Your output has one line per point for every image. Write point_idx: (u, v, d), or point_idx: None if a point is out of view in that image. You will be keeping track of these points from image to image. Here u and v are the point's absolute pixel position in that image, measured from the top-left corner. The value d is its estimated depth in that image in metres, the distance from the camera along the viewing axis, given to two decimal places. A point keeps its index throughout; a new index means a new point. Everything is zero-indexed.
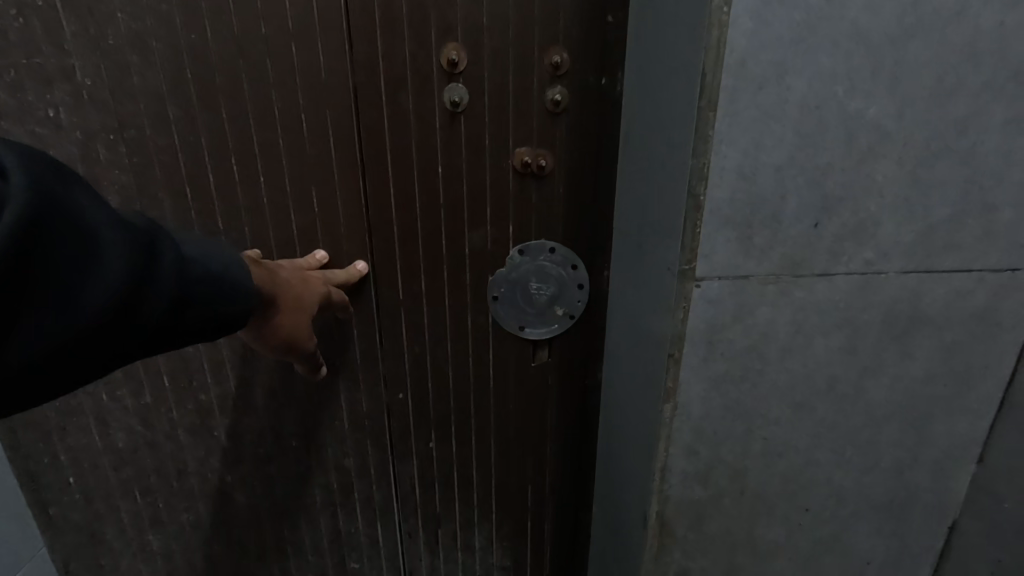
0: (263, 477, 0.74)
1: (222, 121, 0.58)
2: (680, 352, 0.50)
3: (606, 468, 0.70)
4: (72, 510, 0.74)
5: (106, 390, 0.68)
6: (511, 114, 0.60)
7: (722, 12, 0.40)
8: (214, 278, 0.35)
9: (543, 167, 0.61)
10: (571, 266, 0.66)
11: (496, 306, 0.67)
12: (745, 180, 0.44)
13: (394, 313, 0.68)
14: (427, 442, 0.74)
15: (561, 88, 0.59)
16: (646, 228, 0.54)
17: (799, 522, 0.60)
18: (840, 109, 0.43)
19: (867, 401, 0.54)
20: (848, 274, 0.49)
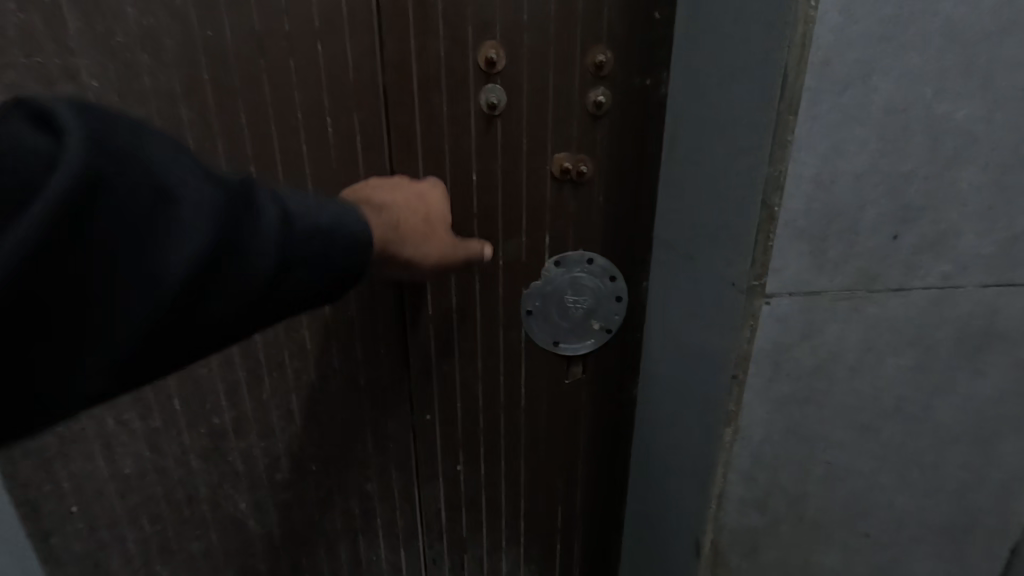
0: (280, 503, 0.70)
1: (239, 125, 0.53)
2: (745, 373, 0.46)
3: (644, 489, 0.66)
4: (75, 541, 0.68)
5: (110, 413, 0.63)
6: (550, 118, 0.56)
7: (809, 7, 0.36)
8: (306, 260, 0.30)
9: (583, 173, 0.58)
10: (609, 277, 0.62)
11: (529, 321, 0.64)
12: (823, 189, 0.41)
13: (422, 328, 0.64)
14: (453, 463, 0.70)
15: (603, 89, 0.55)
16: (699, 239, 0.50)
17: (858, 548, 0.56)
18: (927, 112, 0.40)
19: (935, 422, 0.51)
20: (924, 288, 0.45)
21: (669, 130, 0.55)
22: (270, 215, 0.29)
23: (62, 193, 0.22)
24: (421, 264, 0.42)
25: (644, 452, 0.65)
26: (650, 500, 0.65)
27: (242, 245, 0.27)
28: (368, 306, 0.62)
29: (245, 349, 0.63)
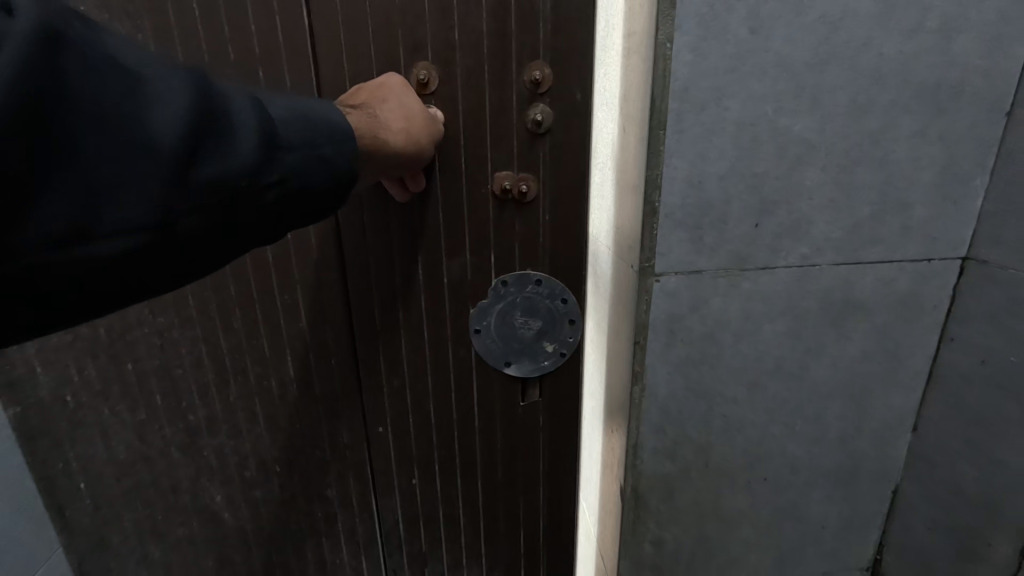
0: (259, 487, 0.77)
1: None
2: (645, 339, 0.57)
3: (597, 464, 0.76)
4: (83, 515, 0.77)
5: (106, 405, 0.72)
6: (490, 135, 0.62)
7: (665, 48, 0.47)
8: (296, 144, 0.36)
9: (524, 192, 0.64)
10: (561, 299, 0.70)
11: (480, 338, 0.71)
12: (694, 187, 0.51)
13: (374, 338, 0.71)
14: (409, 479, 0.77)
15: (541, 106, 0.61)
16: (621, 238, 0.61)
17: (760, 491, 0.67)
18: (771, 125, 0.50)
19: (811, 380, 0.62)
20: (787, 266, 0.56)
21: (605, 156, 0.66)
22: (248, 104, 0.34)
23: (37, 62, 0.27)
24: (418, 129, 0.52)
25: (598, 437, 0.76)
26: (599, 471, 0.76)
27: (229, 122, 0.33)
28: (325, 316, 0.70)
29: (224, 345, 0.70)
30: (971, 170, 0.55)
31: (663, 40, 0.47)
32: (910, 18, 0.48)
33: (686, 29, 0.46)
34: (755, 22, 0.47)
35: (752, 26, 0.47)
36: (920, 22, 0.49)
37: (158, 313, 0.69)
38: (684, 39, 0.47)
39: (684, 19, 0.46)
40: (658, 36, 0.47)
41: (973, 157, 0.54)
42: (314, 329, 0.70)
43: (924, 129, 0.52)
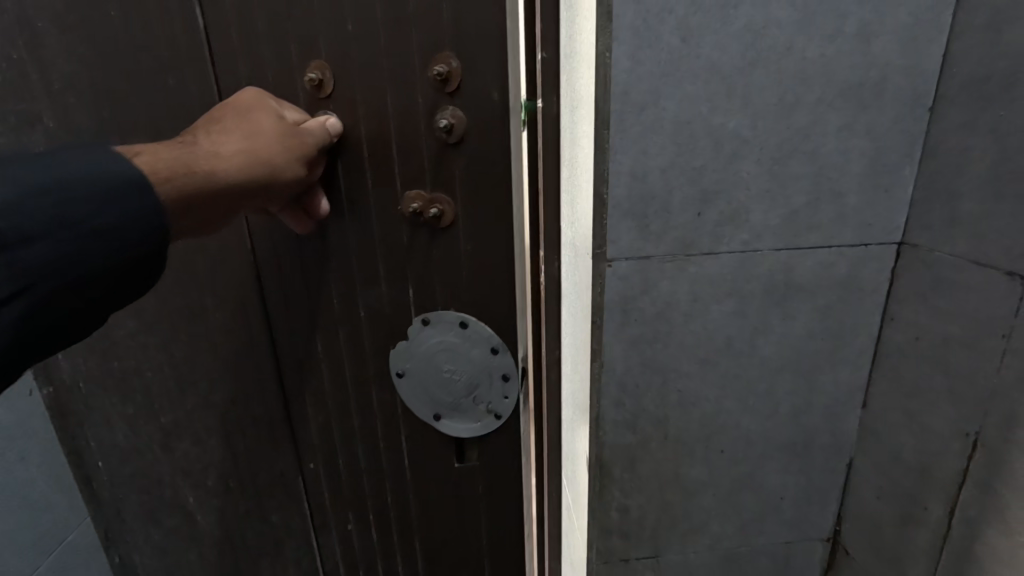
0: (216, 497, 0.81)
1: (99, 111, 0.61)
2: (602, 319, 0.63)
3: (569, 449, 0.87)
4: None
5: None
6: (394, 139, 0.60)
7: (605, 57, 0.53)
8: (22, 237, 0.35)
9: (433, 212, 0.62)
10: (494, 350, 0.68)
11: (406, 379, 0.70)
12: (638, 179, 0.57)
13: (299, 361, 0.71)
14: (346, 523, 0.80)
15: (448, 110, 0.59)
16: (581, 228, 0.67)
17: (719, 462, 0.72)
18: (706, 123, 0.56)
19: (761, 356, 0.67)
20: (730, 252, 0.61)
21: (573, 157, 0.72)
22: None
23: None
24: (267, 149, 0.49)
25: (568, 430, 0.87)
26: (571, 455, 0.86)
27: None
28: (247, 321, 0.71)
29: (169, 344, 0.73)
30: (899, 162, 0.59)
31: (603, 50, 0.53)
32: (830, 25, 0.54)
33: (622, 40, 0.52)
34: (685, 32, 0.53)
35: (683, 36, 0.53)
36: (839, 29, 0.54)
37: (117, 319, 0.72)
38: (622, 49, 0.53)
39: (620, 31, 0.52)
40: (599, 47, 0.53)
41: (900, 149, 0.59)
42: (246, 348, 0.72)
43: (850, 124, 0.57)
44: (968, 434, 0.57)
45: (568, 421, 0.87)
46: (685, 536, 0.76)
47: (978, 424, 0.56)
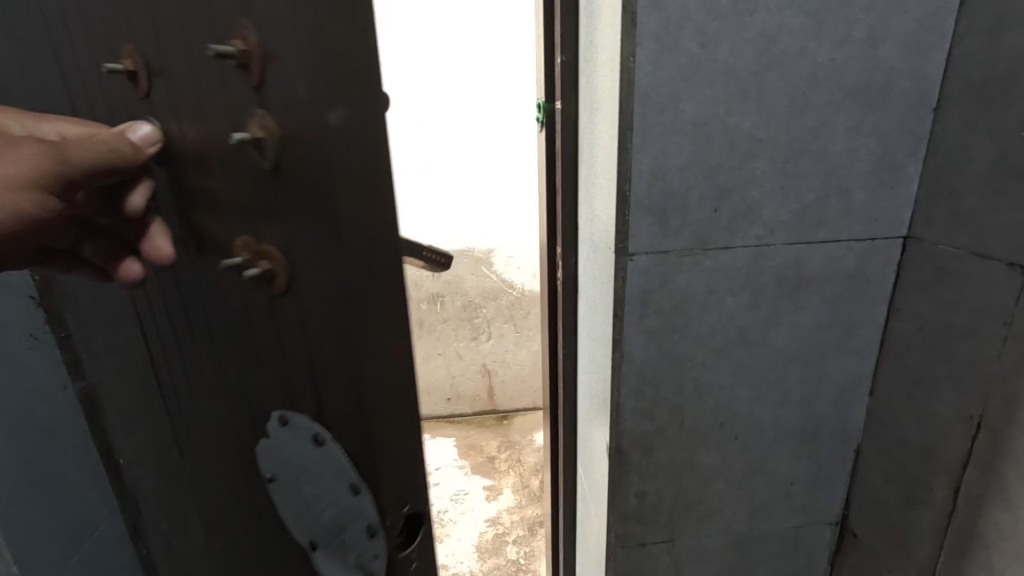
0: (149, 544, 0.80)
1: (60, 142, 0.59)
2: (623, 311, 0.66)
3: (585, 437, 0.93)
4: None
5: None
6: (216, 158, 0.39)
7: (629, 61, 0.56)
8: None
9: (253, 274, 0.38)
10: (350, 487, 0.39)
11: (273, 489, 0.47)
12: (658, 177, 0.60)
13: None
14: None
15: (260, 114, 0.34)
16: (602, 224, 0.70)
17: (732, 449, 0.75)
18: (722, 124, 0.59)
19: (773, 346, 0.70)
20: (744, 246, 0.64)
21: (591, 154, 0.75)
22: None
23: None
24: None
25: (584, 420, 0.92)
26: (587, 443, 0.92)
27: None
28: None
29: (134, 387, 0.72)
30: (904, 160, 0.63)
31: (627, 54, 0.56)
32: (840, 31, 0.57)
33: (645, 45, 0.55)
34: (703, 38, 0.56)
35: (701, 41, 0.56)
36: (848, 34, 0.57)
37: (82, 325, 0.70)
38: (645, 54, 0.56)
39: (643, 36, 0.55)
40: (623, 51, 0.56)
41: (905, 148, 0.62)
42: (135, 384, 0.61)
43: (858, 124, 0.61)
44: (972, 416, 0.60)
45: (584, 410, 0.92)
46: (699, 521, 0.79)
47: (981, 407, 0.59)
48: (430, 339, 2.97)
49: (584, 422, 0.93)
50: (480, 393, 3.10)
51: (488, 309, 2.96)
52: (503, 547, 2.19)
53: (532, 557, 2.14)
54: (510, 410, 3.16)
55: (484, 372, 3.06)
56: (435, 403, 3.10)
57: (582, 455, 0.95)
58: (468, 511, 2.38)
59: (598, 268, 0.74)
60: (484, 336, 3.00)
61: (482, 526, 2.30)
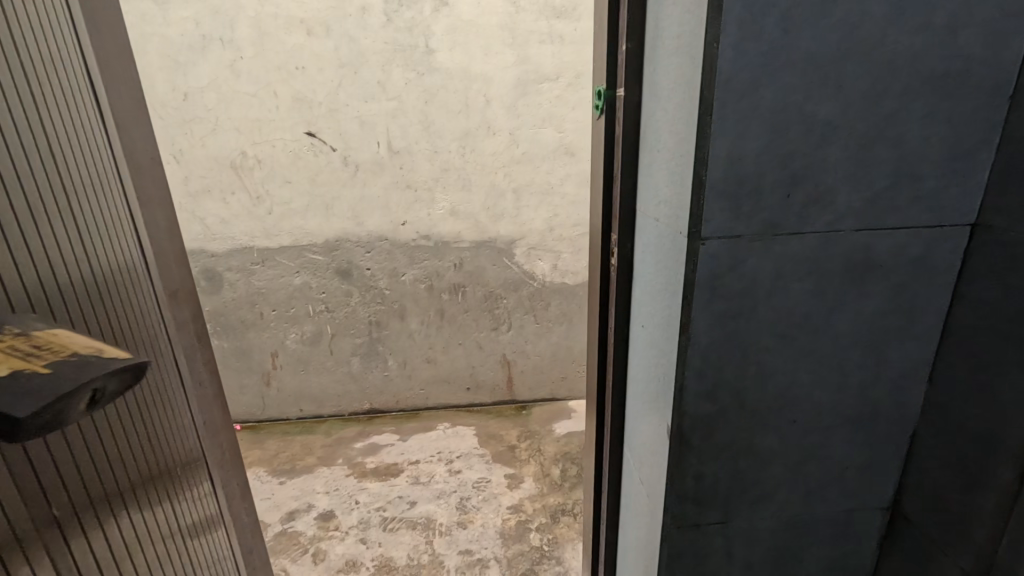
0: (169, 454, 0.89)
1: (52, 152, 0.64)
2: (692, 294, 0.67)
3: (631, 419, 0.95)
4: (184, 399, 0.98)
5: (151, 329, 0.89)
6: None
7: (713, 46, 0.57)
8: None
9: None
10: None
11: None
12: (735, 163, 0.61)
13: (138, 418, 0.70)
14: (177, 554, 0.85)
15: None
16: (668, 211, 0.71)
17: (790, 433, 0.76)
18: (800, 110, 0.60)
19: (836, 331, 0.71)
20: (814, 232, 0.65)
21: (652, 143, 0.76)
22: None
23: None
24: None
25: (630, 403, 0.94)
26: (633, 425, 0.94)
27: None
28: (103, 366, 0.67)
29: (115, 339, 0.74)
30: (977, 147, 0.63)
31: (711, 39, 0.57)
32: (922, 18, 0.57)
33: (730, 31, 0.56)
34: (787, 24, 0.57)
35: (785, 28, 0.57)
36: (929, 21, 0.58)
37: (98, 286, 0.70)
38: (729, 40, 0.57)
39: (729, 22, 0.56)
40: (707, 36, 0.57)
41: (978, 136, 0.63)
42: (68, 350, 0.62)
43: (934, 111, 0.61)
44: None
45: (632, 394, 0.94)
46: (754, 504, 0.80)
47: None
48: (450, 329, 2.99)
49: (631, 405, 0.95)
50: (499, 383, 3.13)
51: (508, 300, 2.98)
52: (526, 534, 2.20)
53: (556, 544, 2.15)
54: (527, 401, 3.20)
55: (503, 362, 3.09)
56: (454, 393, 3.13)
57: (628, 438, 0.97)
58: (490, 499, 2.40)
59: (659, 255, 0.75)
60: (504, 327, 3.02)
61: (504, 513, 2.32)
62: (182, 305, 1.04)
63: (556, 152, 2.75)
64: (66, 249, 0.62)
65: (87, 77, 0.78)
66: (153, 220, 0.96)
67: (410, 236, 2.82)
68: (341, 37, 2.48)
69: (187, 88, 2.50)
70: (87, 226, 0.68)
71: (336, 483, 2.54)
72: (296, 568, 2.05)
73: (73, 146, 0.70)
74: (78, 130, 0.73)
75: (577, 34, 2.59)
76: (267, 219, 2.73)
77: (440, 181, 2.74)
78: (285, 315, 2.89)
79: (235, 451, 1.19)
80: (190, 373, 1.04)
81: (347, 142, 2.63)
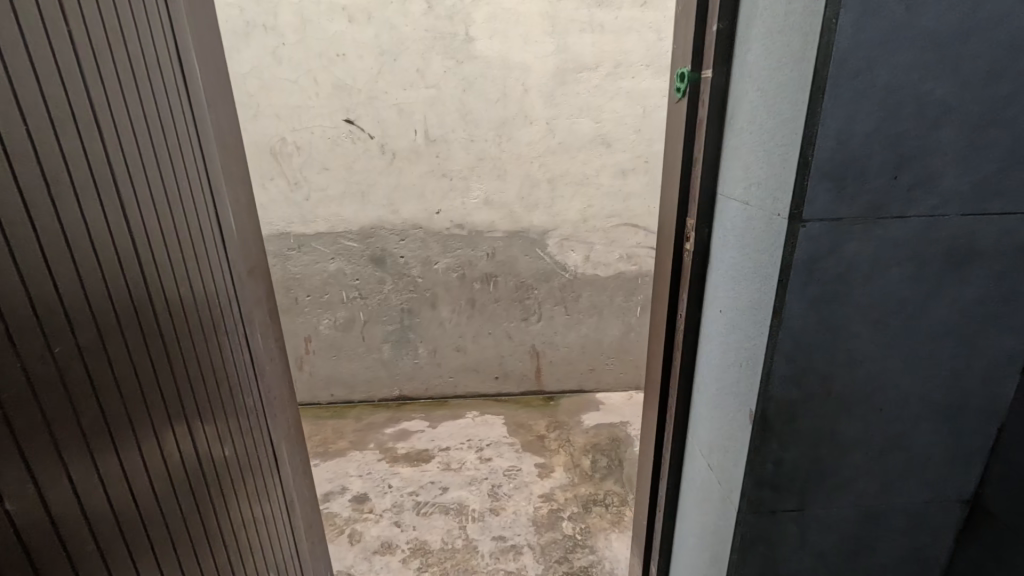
0: (234, 418, 0.92)
1: (117, 121, 0.66)
2: (788, 278, 0.67)
3: (697, 407, 0.95)
4: (251, 375, 1.01)
5: (224, 300, 0.93)
6: None
7: (832, 23, 0.56)
8: None
9: None
10: None
11: None
12: (843, 143, 0.60)
13: (168, 389, 0.72)
14: (226, 516, 0.86)
15: None
16: (760, 193, 0.70)
17: (873, 421, 0.75)
18: (915, 90, 0.59)
19: (930, 319, 0.70)
20: (918, 216, 0.64)
21: (740, 124, 0.75)
22: None
23: None
24: None
25: (698, 390, 0.94)
26: (700, 413, 0.94)
27: None
28: (153, 334, 0.70)
29: (178, 308, 0.77)
30: None
31: (830, 16, 0.56)
32: None
33: (851, 6, 0.55)
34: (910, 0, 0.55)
35: (907, 4, 0.55)
36: None
37: (142, 261, 0.69)
38: (849, 16, 0.56)
39: None
40: (826, 13, 0.56)
41: None
42: (126, 308, 0.65)
43: None
44: None
45: (700, 381, 0.93)
46: (831, 492, 0.80)
47: None
48: (481, 319, 3.01)
49: (698, 392, 0.94)
50: (527, 373, 3.14)
51: (540, 291, 2.98)
52: (559, 522, 2.21)
53: (588, 533, 2.16)
54: (555, 392, 3.21)
55: (532, 353, 3.10)
56: (483, 382, 3.15)
57: (692, 424, 0.97)
58: (522, 487, 2.41)
59: (747, 240, 0.74)
60: (534, 317, 3.03)
61: (536, 502, 2.33)
62: (258, 282, 1.08)
63: (593, 142, 2.73)
64: (101, 227, 0.61)
65: (163, 57, 0.80)
66: (226, 201, 0.98)
67: (444, 225, 2.83)
68: (382, 25, 2.49)
69: (230, 74, 2.53)
70: (145, 198, 0.71)
71: (369, 467, 2.58)
72: (334, 547, 2.09)
73: (144, 118, 0.73)
74: (147, 109, 0.74)
75: (617, 23, 2.55)
76: (305, 205, 2.76)
77: (475, 170, 2.75)
78: (320, 300, 2.92)
79: (297, 429, 1.22)
80: (262, 349, 1.07)
81: (385, 130, 2.65)
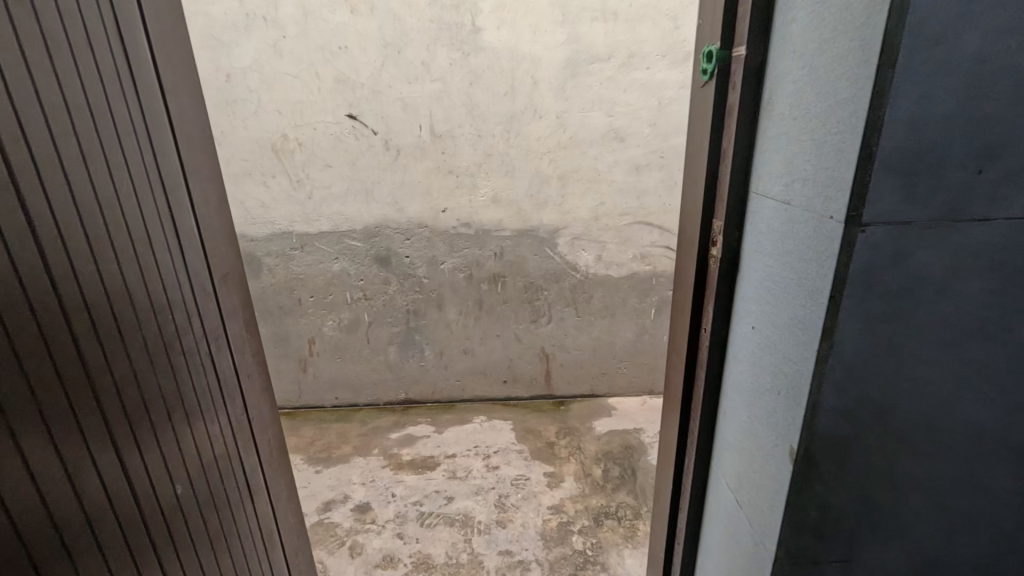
0: (202, 441, 0.81)
1: (54, 106, 0.56)
2: (841, 293, 0.55)
3: (724, 433, 0.83)
4: (223, 390, 0.90)
5: (192, 308, 0.83)
6: None
7: None
8: None
9: None
10: None
11: None
12: (916, 130, 0.49)
13: (110, 413, 0.61)
14: (189, 556, 0.74)
15: None
16: (806, 191, 0.58)
17: (939, 460, 0.64)
18: (1009, 62, 0.47)
19: (1013, 342, 0.58)
20: (1005, 218, 0.53)
21: (780, 108, 0.63)
22: None
23: None
24: None
25: (725, 415, 0.83)
26: (727, 440, 0.83)
27: None
28: (91, 348, 0.59)
29: (127, 319, 0.66)
30: None
31: None
32: None
33: None
34: None
35: None
36: None
37: (77, 265, 0.57)
38: None
39: None
40: None
41: None
42: (52, 318, 0.53)
43: None
44: None
45: (727, 405, 0.82)
46: (885, 540, 0.68)
47: None
48: (488, 321, 2.91)
49: (725, 417, 0.83)
50: (537, 376, 3.04)
51: (550, 292, 2.87)
52: (569, 536, 2.11)
53: (600, 548, 2.05)
54: (565, 396, 3.10)
55: (541, 356, 3.00)
56: (491, 385, 3.05)
57: (718, 452, 0.86)
58: (530, 498, 2.31)
59: (787, 246, 0.63)
60: (544, 319, 2.92)
61: (545, 513, 2.23)
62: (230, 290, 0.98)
63: (605, 137, 2.61)
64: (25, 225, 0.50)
65: (115, 33, 0.70)
66: (196, 201, 0.89)
67: (450, 223, 2.73)
68: (386, 15, 2.39)
69: (230, 69, 2.45)
70: (90, 197, 0.61)
71: (372, 474, 2.50)
72: (334, 561, 2.00)
73: (91, 103, 0.63)
74: (93, 92, 0.64)
75: (632, 11, 2.43)
76: (308, 204, 2.68)
77: (483, 167, 2.64)
78: (323, 301, 2.84)
79: (281, 449, 1.12)
80: (238, 362, 0.97)
81: (389, 125, 2.55)
